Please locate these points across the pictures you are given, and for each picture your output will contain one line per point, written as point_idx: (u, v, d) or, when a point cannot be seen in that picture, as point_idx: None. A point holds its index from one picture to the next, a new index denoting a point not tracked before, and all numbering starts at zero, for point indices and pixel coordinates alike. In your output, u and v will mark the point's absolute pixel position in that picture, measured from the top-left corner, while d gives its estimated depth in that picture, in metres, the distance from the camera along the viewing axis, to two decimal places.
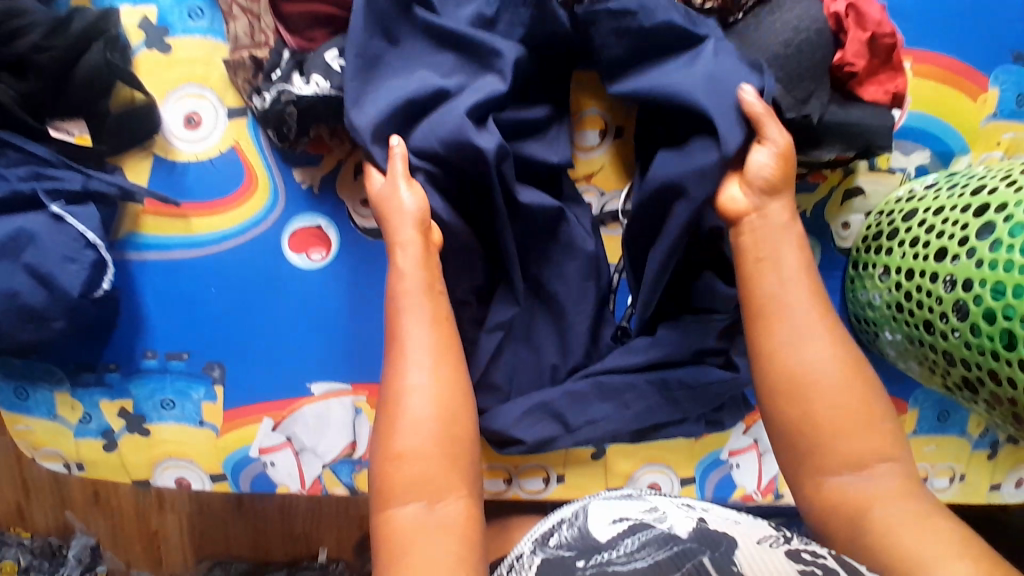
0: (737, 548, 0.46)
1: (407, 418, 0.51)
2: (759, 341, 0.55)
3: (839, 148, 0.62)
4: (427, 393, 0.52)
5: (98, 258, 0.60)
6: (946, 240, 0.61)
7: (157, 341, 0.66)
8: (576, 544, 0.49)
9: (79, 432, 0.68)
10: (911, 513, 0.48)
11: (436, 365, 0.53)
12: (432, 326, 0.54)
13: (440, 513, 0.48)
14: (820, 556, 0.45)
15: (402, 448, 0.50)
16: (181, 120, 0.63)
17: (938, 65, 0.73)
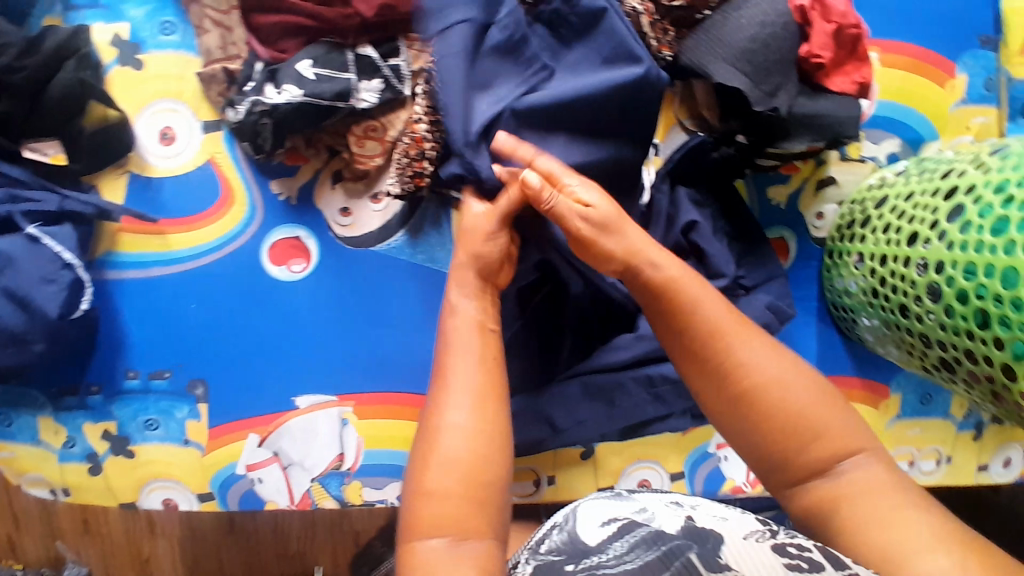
0: (724, 544, 0.46)
1: (439, 455, 0.48)
2: (713, 363, 0.51)
3: (808, 139, 0.63)
4: (462, 429, 0.49)
5: (75, 278, 0.60)
6: (917, 225, 0.62)
7: (138, 360, 0.65)
8: (566, 548, 0.48)
9: (62, 457, 0.67)
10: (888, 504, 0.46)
11: (476, 405, 0.50)
12: (479, 364, 0.52)
13: (463, 551, 0.44)
14: (807, 550, 0.45)
15: (431, 485, 0.47)
16: (157, 136, 0.63)
17: (904, 54, 0.74)
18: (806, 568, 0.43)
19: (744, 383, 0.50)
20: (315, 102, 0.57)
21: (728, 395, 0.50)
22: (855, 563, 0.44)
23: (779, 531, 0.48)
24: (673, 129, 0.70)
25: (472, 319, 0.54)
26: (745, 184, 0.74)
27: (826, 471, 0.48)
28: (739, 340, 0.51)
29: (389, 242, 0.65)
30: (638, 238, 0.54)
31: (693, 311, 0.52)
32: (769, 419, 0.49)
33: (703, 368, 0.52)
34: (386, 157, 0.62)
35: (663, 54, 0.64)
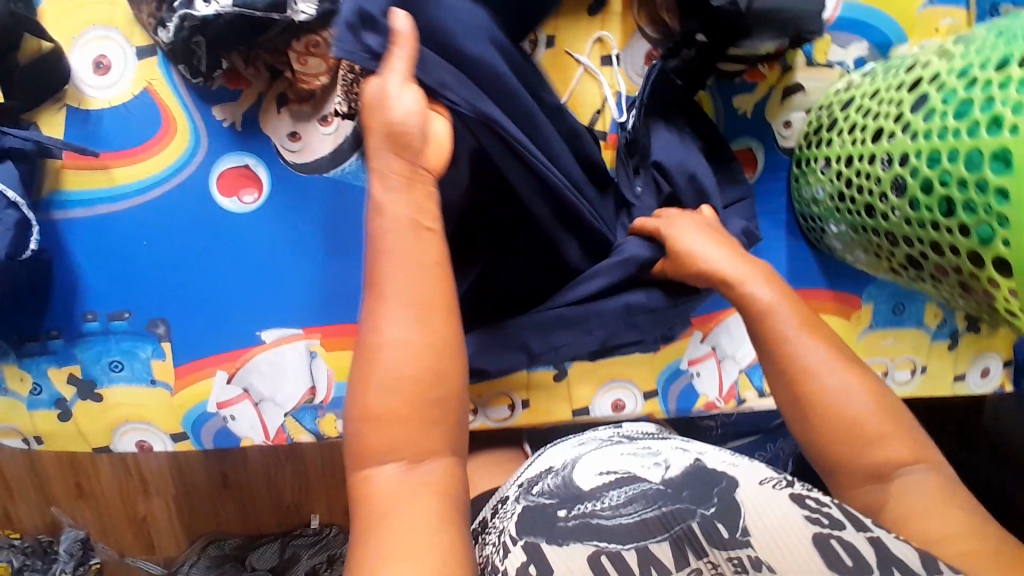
0: (737, 487, 0.52)
1: (378, 376, 0.47)
2: (787, 365, 0.55)
3: (769, 38, 0.61)
4: (402, 346, 0.47)
5: (20, 217, 0.58)
6: (882, 120, 0.60)
7: (96, 302, 0.64)
8: (558, 492, 0.54)
9: (31, 404, 0.67)
10: (928, 499, 0.50)
11: (415, 316, 0.48)
12: (412, 277, 0.49)
13: (420, 473, 0.46)
14: (827, 506, 0.50)
15: (375, 408, 0.47)
16: (90, 66, 0.61)
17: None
18: (824, 523, 0.48)
19: (810, 385, 0.54)
20: (247, 13, 0.54)
21: (797, 390, 0.54)
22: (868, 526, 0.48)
23: (797, 483, 0.53)
24: (634, 36, 0.69)
25: (399, 219, 0.50)
26: (709, 94, 0.72)
27: (880, 476, 0.52)
28: (804, 344, 0.55)
29: (343, 168, 0.63)
30: (723, 255, 0.59)
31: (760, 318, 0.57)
32: (831, 434, 0.53)
33: (790, 395, 0.55)
34: (331, 75, 0.60)
35: None
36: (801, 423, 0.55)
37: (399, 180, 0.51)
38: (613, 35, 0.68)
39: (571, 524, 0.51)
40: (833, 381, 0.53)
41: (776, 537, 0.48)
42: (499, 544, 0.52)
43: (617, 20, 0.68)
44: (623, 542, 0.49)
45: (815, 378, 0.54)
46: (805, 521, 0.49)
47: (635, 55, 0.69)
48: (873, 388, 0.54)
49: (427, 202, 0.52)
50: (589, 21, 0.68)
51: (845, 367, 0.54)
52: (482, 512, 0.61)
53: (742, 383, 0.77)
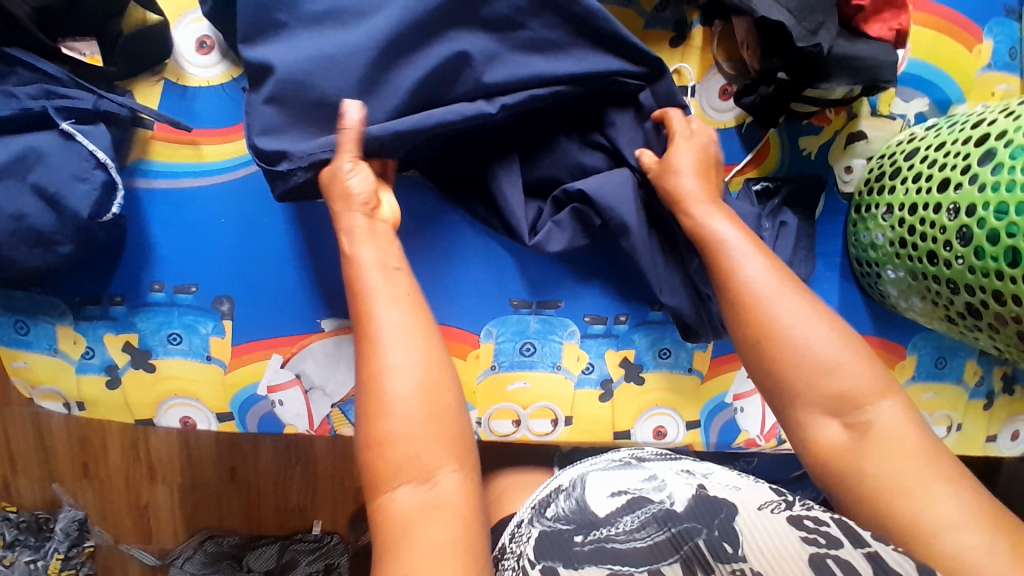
0: (736, 514, 0.49)
1: (388, 404, 0.48)
2: (737, 295, 0.56)
3: (846, 82, 0.63)
4: (407, 370, 0.49)
5: (107, 178, 0.59)
6: (949, 171, 0.63)
7: (165, 272, 0.65)
8: (573, 518, 0.54)
9: (80, 368, 0.67)
10: (903, 472, 0.48)
11: (415, 342, 0.51)
12: (406, 316, 0.52)
13: (438, 491, 0.46)
14: (826, 525, 0.47)
15: (389, 433, 0.47)
16: (193, 45, 0.63)
17: (931, 12, 0.74)
18: (822, 542, 0.46)
19: (763, 319, 0.54)
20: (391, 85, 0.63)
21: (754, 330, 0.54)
22: (872, 538, 0.46)
23: (797, 504, 0.51)
24: (710, 71, 0.71)
25: (389, 280, 0.54)
26: (778, 134, 0.73)
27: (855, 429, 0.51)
28: (750, 269, 0.57)
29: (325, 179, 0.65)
30: (694, 184, 0.62)
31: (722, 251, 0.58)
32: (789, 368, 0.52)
33: (747, 348, 0.55)
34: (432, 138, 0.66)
35: None
36: (752, 365, 0.55)
37: (386, 247, 0.56)
38: (691, 67, 0.71)
39: (587, 549, 0.50)
40: (783, 313, 0.54)
41: (777, 562, 0.45)
42: (518, 568, 0.52)
43: (697, 53, 0.70)
44: (635, 564, 0.48)
45: (766, 304, 0.55)
46: (802, 541, 0.46)
47: (709, 90, 0.71)
48: (834, 324, 0.54)
49: (394, 249, 0.57)
50: (670, 53, 0.70)
51: (799, 298, 0.55)
52: (501, 538, 0.60)
53: None
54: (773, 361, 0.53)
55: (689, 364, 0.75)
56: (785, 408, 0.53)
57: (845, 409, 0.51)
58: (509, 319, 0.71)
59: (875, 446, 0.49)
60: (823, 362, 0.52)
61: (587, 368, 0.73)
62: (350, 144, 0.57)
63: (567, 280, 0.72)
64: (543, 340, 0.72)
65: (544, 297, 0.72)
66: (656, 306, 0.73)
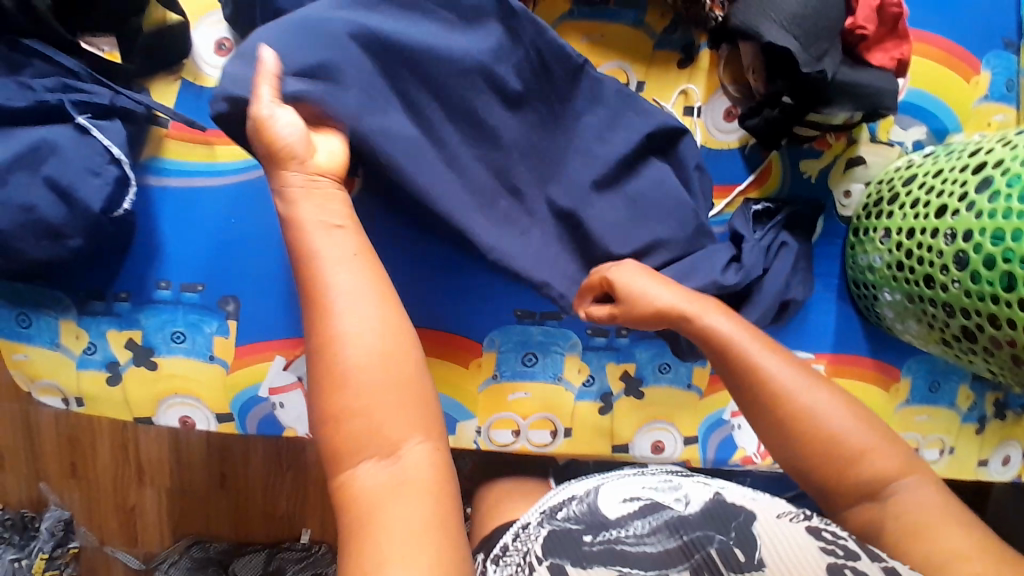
0: (755, 521, 0.51)
1: (344, 376, 0.44)
2: (752, 403, 0.56)
3: (849, 109, 0.65)
4: (363, 337, 0.45)
5: (120, 174, 0.59)
6: (947, 197, 0.64)
7: (171, 271, 0.65)
8: (584, 519, 0.53)
9: (81, 363, 0.66)
10: (920, 519, 0.51)
11: (371, 308, 0.47)
12: (360, 278, 0.48)
13: (403, 462, 0.43)
14: (843, 538, 0.49)
15: (347, 405, 0.44)
16: (212, 47, 0.65)
17: (934, 45, 0.76)
18: (839, 554, 0.48)
19: (782, 423, 0.55)
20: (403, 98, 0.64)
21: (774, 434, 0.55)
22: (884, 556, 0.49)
23: (813, 516, 0.52)
24: (716, 92, 0.72)
25: (340, 240, 0.49)
26: (780, 157, 0.75)
27: (873, 496, 0.53)
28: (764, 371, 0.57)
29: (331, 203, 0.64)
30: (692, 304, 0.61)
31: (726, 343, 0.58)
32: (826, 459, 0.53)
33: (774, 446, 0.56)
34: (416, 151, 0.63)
35: (714, 15, 0.67)
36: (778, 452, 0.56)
37: (329, 208, 0.51)
38: (698, 88, 0.72)
39: (596, 549, 0.50)
40: (811, 408, 0.55)
41: (789, 568, 0.47)
42: (524, 564, 0.51)
43: (704, 74, 0.72)
44: (645, 568, 0.48)
45: (799, 400, 0.55)
46: (819, 551, 0.48)
47: (714, 110, 0.72)
48: (855, 406, 0.55)
49: (338, 207, 0.52)
50: (677, 74, 0.72)
51: (826, 385, 0.56)
52: (497, 545, 0.58)
53: None
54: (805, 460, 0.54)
55: (688, 380, 0.75)
56: (825, 494, 0.55)
57: (878, 482, 0.53)
58: (512, 329, 0.72)
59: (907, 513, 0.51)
60: (851, 450, 0.53)
61: (587, 381, 0.74)
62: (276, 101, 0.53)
63: None
64: (545, 351, 0.73)
65: (546, 309, 0.72)
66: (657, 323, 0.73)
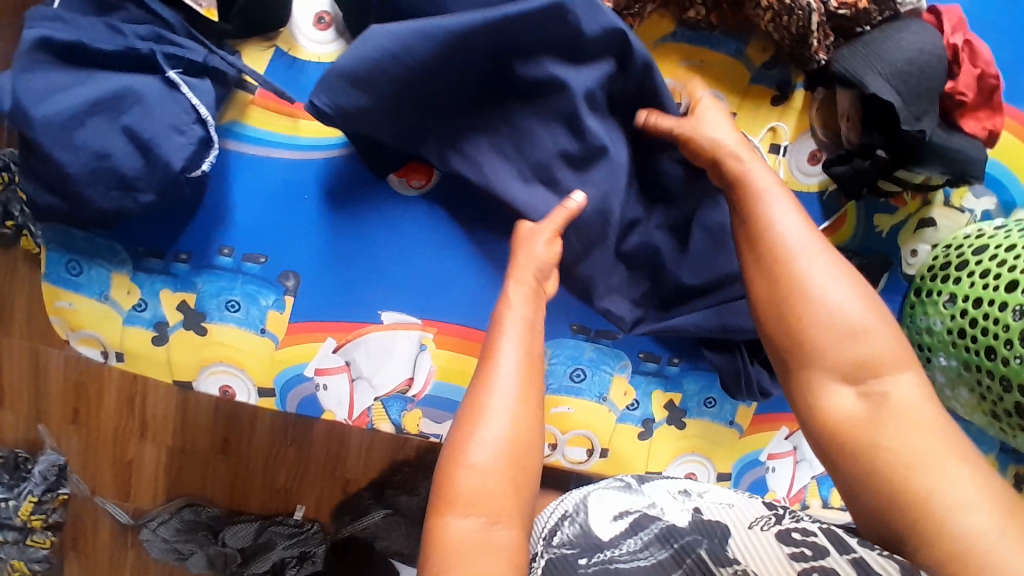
0: (731, 536, 0.50)
1: (485, 431, 0.48)
2: (764, 250, 0.54)
3: (938, 171, 0.65)
4: (508, 409, 0.49)
5: (204, 135, 0.57)
6: (1018, 272, 0.64)
7: (236, 238, 0.63)
8: (578, 541, 0.52)
9: (128, 319, 0.64)
10: (922, 448, 0.46)
11: (527, 387, 0.50)
12: (528, 356, 0.52)
13: (493, 535, 0.45)
14: (812, 535, 0.47)
15: (473, 458, 0.47)
16: (312, 19, 0.63)
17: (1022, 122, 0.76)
18: (809, 554, 0.46)
19: (785, 271, 0.53)
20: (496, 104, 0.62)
21: (772, 278, 0.53)
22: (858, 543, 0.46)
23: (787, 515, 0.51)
24: (804, 134, 0.71)
25: (527, 317, 0.54)
26: (856, 208, 0.74)
27: (851, 378, 0.49)
28: (782, 222, 0.54)
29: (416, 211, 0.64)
30: (729, 134, 0.59)
31: (750, 190, 0.56)
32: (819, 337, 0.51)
33: (765, 295, 0.53)
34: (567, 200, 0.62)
35: (818, 58, 0.66)
36: (762, 311, 0.54)
37: (526, 278, 0.56)
38: (786, 127, 0.71)
39: (591, 570, 0.49)
40: (809, 267, 0.52)
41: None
42: None
43: (796, 115, 0.71)
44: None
45: (797, 261, 0.53)
46: (790, 558, 0.46)
47: (800, 152, 0.71)
48: (864, 291, 0.52)
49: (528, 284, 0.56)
50: (769, 111, 0.71)
51: (830, 254, 0.53)
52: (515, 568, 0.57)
53: (810, 490, 0.78)
54: (797, 322, 0.51)
55: (731, 417, 0.75)
56: (802, 373, 0.51)
57: (861, 374, 0.49)
58: (566, 343, 0.70)
59: (894, 417, 0.47)
60: (848, 324, 0.50)
61: (632, 405, 0.73)
62: (559, 220, 0.59)
63: None
64: (594, 368, 0.71)
65: (603, 327, 0.71)
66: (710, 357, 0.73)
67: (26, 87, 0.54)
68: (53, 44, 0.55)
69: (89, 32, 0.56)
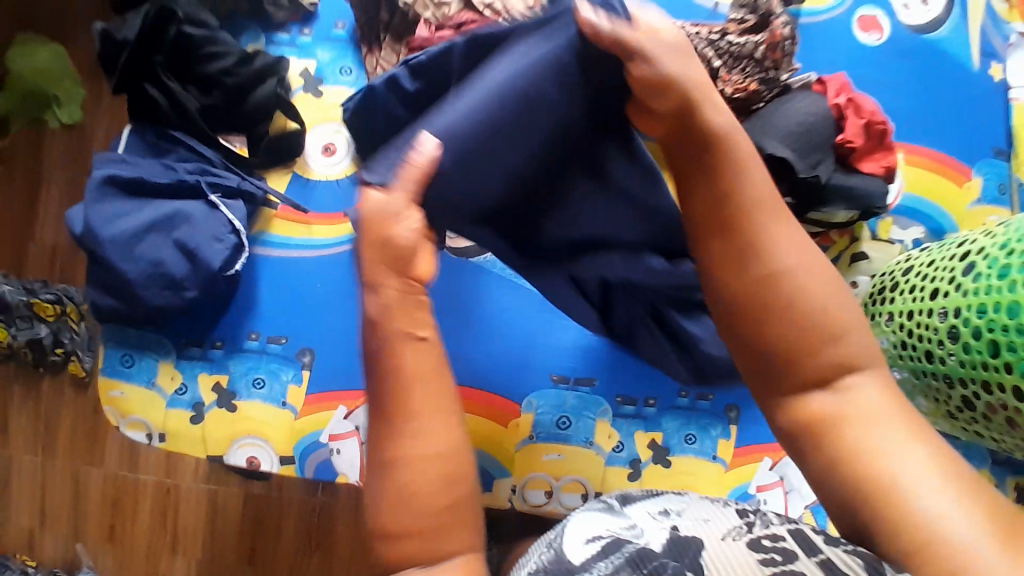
0: (704, 550, 0.44)
1: (401, 492, 0.46)
2: (733, 240, 0.51)
3: (845, 207, 0.78)
4: (418, 461, 0.46)
5: (237, 242, 0.73)
6: (938, 282, 0.73)
7: (262, 324, 0.76)
8: (550, 569, 0.47)
9: (171, 402, 0.75)
10: (894, 438, 0.46)
11: (437, 429, 0.47)
12: (433, 391, 0.48)
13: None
14: (782, 540, 0.44)
15: (395, 522, 0.45)
16: (320, 149, 0.79)
17: (930, 158, 0.90)
18: (779, 560, 0.43)
19: (753, 267, 0.50)
20: None
21: (745, 276, 0.51)
22: (824, 543, 0.44)
23: (789, 538, 0.44)
24: None
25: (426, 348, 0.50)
26: None
27: (824, 385, 0.49)
28: (755, 212, 0.51)
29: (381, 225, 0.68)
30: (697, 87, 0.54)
31: (720, 176, 0.52)
32: (785, 324, 0.49)
33: (742, 289, 0.51)
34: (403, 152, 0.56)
35: None
36: (726, 301, 0.52)
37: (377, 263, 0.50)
38: None
39: None
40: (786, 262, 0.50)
41: None
42: None
43: None
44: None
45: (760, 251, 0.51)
46: (759, 564, 0.43)
47: None
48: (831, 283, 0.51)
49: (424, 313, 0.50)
50: None
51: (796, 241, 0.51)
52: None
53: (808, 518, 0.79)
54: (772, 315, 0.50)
55: (713, 452, 0.81)
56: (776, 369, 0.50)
57: (830, 374, 0.49)
58: (548, 393, 0.79)
59: (863, 416, 0.47)
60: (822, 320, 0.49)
61: (617, 447, 0.80)
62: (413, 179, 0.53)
63: (601, 361, 0.80)
64: (578, 415, 0.79)
65: (580, 374, 0.80)
66: (683, 393, 0.81)
67: (100, 216, 0.71)
68: (120, 180, 0.72)
69: (148, 169, 0.73)
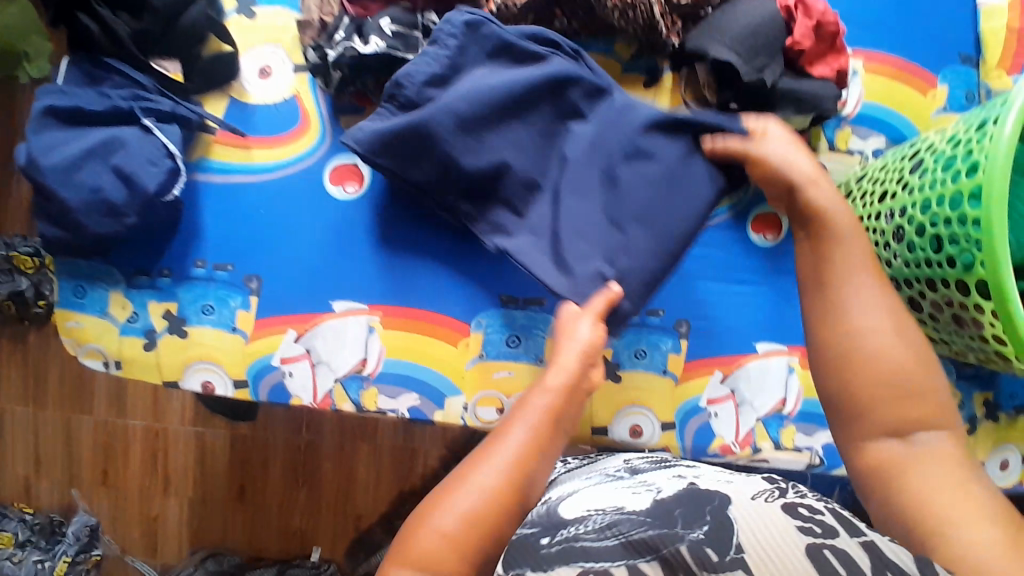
0: (730, 504, 0.50)
1: (453, 505, 0.53)
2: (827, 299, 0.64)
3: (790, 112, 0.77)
4: (479, 487, 0.54)
5: (173, 166, 0.73)
6: (887, 184, 0.73)
7: (207, 252, 0.77)
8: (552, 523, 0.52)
9: (123, 330, 0.77)
10: (947, 477, 0.55)
11: (506, 471, 0.55)
12: (530, 438, 0.58)
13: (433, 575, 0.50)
14: (820, 513, 0.48)
15: (440, 523, 0.52)
16: (257, 72, 0.80)
17: (892, 65, 0.87)
18: (819, 530, 0.46)
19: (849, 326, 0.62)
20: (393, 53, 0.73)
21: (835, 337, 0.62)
22: (865, 528, 0.47)
23: (792, 495, 0.51)
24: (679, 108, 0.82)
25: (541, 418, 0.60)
26: None
27: (898, 434, 0.57)
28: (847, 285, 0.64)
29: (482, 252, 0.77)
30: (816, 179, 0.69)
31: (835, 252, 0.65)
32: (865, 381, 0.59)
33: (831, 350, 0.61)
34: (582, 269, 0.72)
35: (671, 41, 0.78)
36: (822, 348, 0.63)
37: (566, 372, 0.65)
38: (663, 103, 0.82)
39: (556, 548, 0.48)
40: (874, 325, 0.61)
41: (772, 554, 0.45)
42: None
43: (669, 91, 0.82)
44: (614, 559, 0.46)
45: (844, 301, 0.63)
46: (798, 530, 0.46)
47: None
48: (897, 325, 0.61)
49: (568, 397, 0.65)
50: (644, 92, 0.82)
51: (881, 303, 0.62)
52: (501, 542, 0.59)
53: (758, 432, 0.80)
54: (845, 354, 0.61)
55: (664, 366, 0.81)
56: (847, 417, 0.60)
57: (907, 427, 0.57)
58: (496, 313, 0.78)
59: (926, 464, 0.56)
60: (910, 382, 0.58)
61: None
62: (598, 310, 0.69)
63: None
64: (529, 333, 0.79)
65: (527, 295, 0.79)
66: None
67: (39, 146, 0.71)
68: (57, 110, 0.72)
69: (83, 97, 0.73)
